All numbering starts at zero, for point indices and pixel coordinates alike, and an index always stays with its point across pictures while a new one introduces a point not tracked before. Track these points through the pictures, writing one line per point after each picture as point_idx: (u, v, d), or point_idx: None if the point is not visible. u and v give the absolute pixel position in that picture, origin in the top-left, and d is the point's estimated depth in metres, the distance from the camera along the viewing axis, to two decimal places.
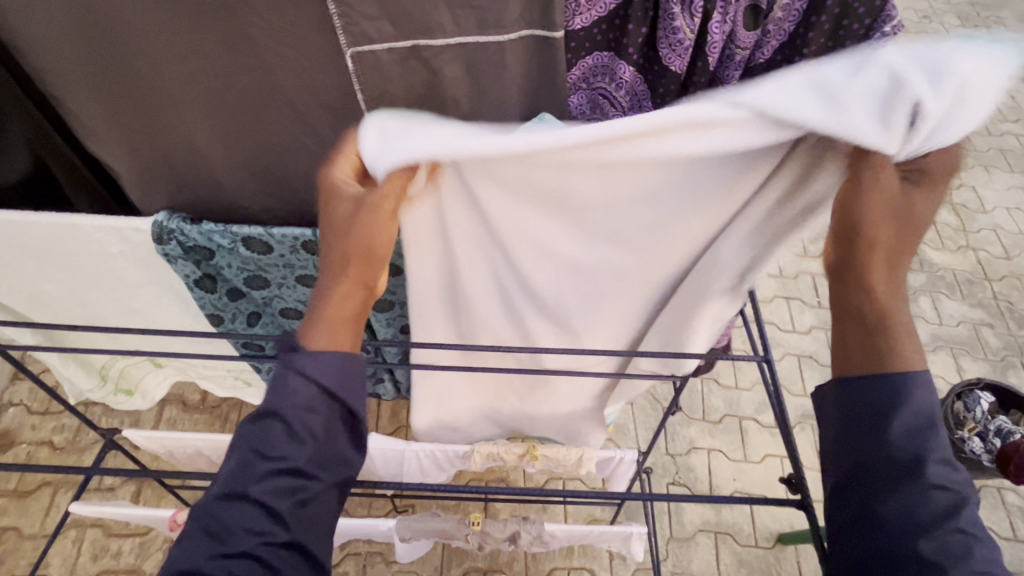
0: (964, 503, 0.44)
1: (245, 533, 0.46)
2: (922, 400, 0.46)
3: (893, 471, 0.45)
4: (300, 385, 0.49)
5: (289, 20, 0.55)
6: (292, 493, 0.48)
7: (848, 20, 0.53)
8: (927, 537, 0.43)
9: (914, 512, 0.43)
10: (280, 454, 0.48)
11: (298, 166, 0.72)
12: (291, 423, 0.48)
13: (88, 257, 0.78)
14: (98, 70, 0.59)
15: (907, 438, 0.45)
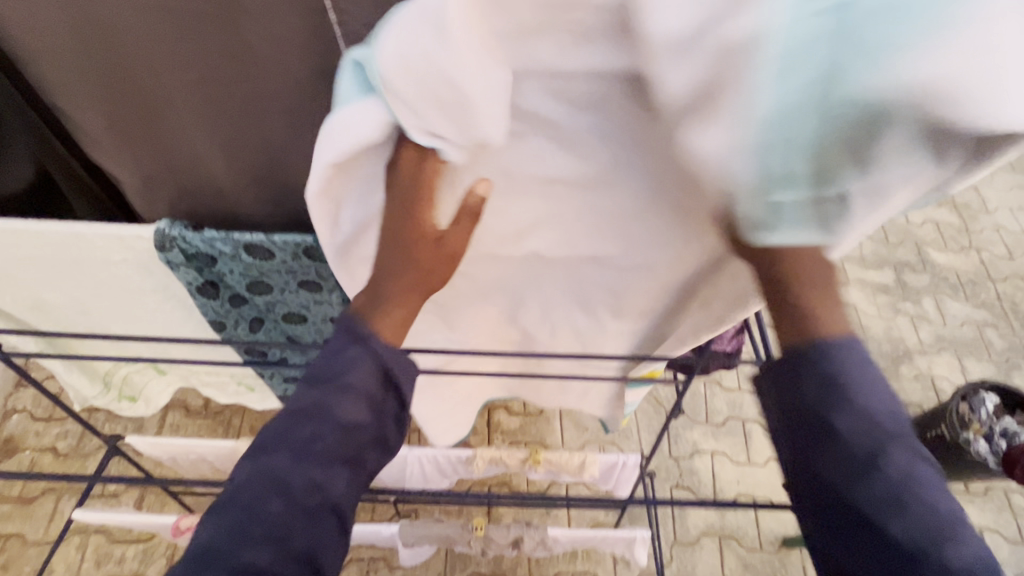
0: (894, 449, 0.46)
1: (302, 491, 0.48)
2: (841, 364, 0.49)
3: (821, 433, 0.48)
4: (364, 358, 0.52)
5: (288, 29, 0.55)
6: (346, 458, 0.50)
7: None
8: (861, 489, 0.45)
9: (845, 468, 0.46)
10: (341, 419, 0.50)
11: (299, 173, 0.72)
12: (352, 392, 0.50)
13: (91, 265, 0.78)
14: (100, 80, 0.60)
15: (821, 399, 0.48)
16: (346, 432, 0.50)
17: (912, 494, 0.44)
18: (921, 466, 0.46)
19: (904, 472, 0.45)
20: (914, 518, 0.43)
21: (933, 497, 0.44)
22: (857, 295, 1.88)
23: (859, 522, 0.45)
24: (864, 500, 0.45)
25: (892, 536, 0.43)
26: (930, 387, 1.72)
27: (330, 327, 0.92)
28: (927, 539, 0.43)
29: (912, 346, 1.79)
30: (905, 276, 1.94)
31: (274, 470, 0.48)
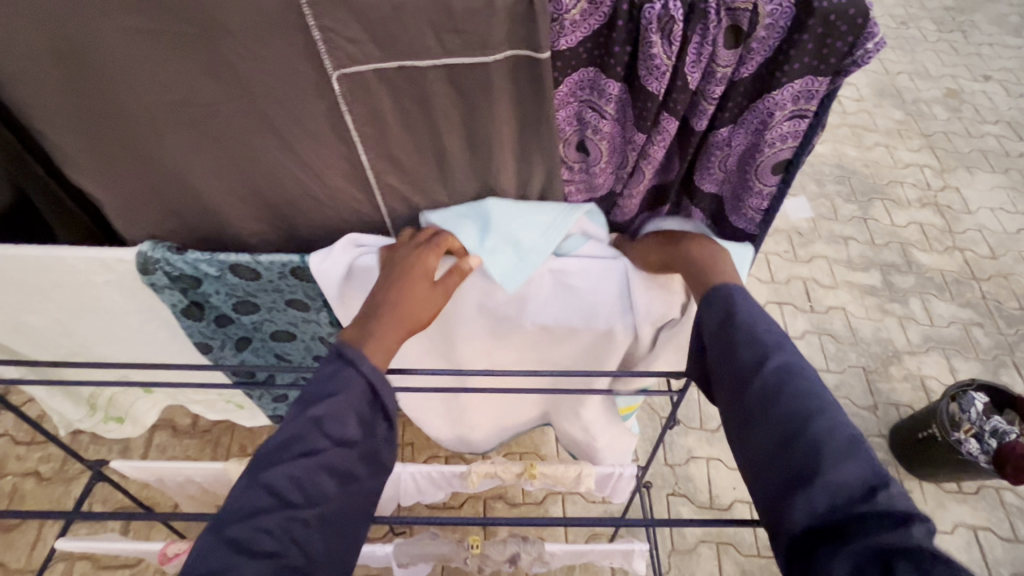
0: (780, 355, 0.50)
1: (294, 498, 0.47)
2: (734, 301, 0.56)
3: (724, 350, 0.53)
4: (354, 377, 0.53)
5: (273, 49, 0.55)
6: (336, 474, 0.49)
7: (831, 38, 0.53)
8: (750, 388, 0.49)
9: (742, 373, 0.50)
10: (337, 435, 0.50)
11: (287, 193, 0.71)
12: (343, 407, 0.51)
13: (73, 288, 0.76)
14: (78, 101, 0.58)
15: (725, 327, 0.54)
16: (335, 446, 0.50)
17: (795, 388, 0.47)
18: (806, 371, 0.49)
19: (789, 371, 0.48)
20: (792, 405, 0.46)
21: (817, 390, 0.47)
22: (846, 297, 1.90)
23: (752, 417, 0.48)
24: (755, 399, 0.48)
25: (776, 426, 0.46)
26: (920, 387, 1.73)
27: (319, 345, 0.90)
28: (804, 420, 0.45)
29: (901, 347, 1.81)
30: (892, 277, 1.96)
31: (264, 484, 0.47)
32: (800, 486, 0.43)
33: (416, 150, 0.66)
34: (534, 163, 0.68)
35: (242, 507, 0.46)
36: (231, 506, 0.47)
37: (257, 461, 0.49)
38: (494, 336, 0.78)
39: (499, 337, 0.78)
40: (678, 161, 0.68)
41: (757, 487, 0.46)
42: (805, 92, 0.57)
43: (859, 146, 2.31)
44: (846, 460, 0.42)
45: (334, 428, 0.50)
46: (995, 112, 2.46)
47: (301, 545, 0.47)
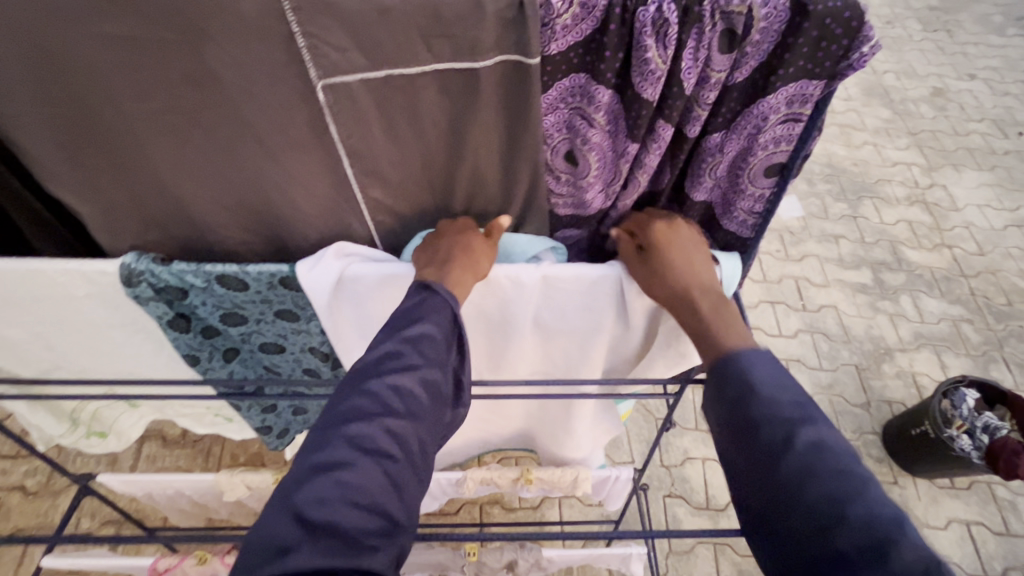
0: (805, 428, 0.48)
1: (394, 405, 0.51)
2: (744, 363, 0.53)
3: (742, 427, 0.50)
4: (437, 305, 0.57)
5: (255, 57, 0.53)
6: (431, 389, 0.53)
7: (825, 41, 0.52)
8: (780, 472, 0.47)
9: (767, 454, 0.48)
10: (433, 355, 0.54)
11: (273, 204, 0.69)
12: (435, 330, 0.55)
13: (53, 301, 0.74)
14: (57, 112, 0.57)
15: (739, 399, 0.52)
16: (425, 363, 0.53)
17: (827, 466, 0.45)
18: (834, 444, 0.47)
19: (818, 446, 0.47)
20: (827, 487, 0.44)
21: (849, 467, 0.46)
22: (837, 296, 1.91)
23: (786, 506, 0.45)
24: (787, 484, 0.46)
25: (815, 513, 0.44)
26: (912, 384, 1.74)
27: (310, 355, 0.89)
28: (846, 505, 0.43)
29: (892, 344, 1.82)
30: (882, 274, 1.97)
31: (362, 397, 0.51)
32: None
33: (405, 157, 0.65)
34: (521, 171, 0.67)
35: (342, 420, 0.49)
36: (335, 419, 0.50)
37: (360, 372, 0.53)
38: (493, 343, 0.77)
39: (498, 345, 0.77)
40: (669, 170, 0.67)
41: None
42: (798, 95, 0.57)
43: (848, 145, 2.32)
44: (901, 547, 0.40)
45: (428, 348, 0.54)
46: (980, 110, 2.49)
47: (402, 444, 0.49)
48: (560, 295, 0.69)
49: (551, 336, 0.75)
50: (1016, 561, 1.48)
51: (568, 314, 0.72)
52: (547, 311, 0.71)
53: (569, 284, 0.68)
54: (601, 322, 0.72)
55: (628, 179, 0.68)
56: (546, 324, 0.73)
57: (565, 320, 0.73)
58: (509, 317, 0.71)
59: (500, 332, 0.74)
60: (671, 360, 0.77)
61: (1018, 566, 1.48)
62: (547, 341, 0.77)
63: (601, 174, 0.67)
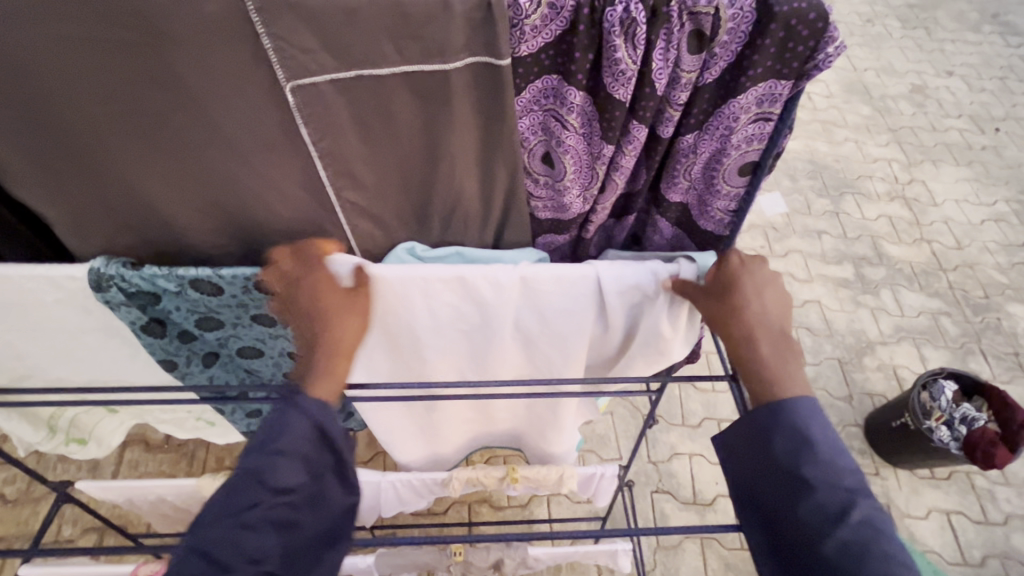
0: (861, 503, 0.51)
1: (241, 556, 0.50)
2: (804, 422, 0.55)
3: (797, 487, 0.53)
4: (297, 429, 0.53)
5: (221, 58, 0.53)
6: (287, 521, 0.53)
7: (792, 42, 0.53)
8: (830, 540, 0.50)
9: (818, 518, 0.51)
10: (283, 486, 0.53)
11: (247, 206, 0.68)
12: (284, 459, 0.52)
13: (23, 307, 0.72)
14: (16, 112, 0.55)
15: (793, 455, 0.54)
16: (275, 497, 0.52)
17: (880, 547, 0.48)
18: (886, 525, 0.50)
19: (871, 525, 0.50)
20: None
21: (898, 552, 0.48)
22: (820, 291, 1.94)
23: (828, 573, 0.49)
24: (834, 555, 0.49)
25: None
26: (893, 377, 1.77)
27: (290, 358, 0.88)
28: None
29: (873, 338, 1.85)
30: (863, 270, 2.00)
31: (205, 549, 0.49)
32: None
33: (379, 160, 0.64)
34: (497, 174, 0.66)
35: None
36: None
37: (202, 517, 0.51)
38: (476, 347, 0.77)
39: (481, 349, 0.77)
40: (645, 169, 0.68)
41: None
42: (768, 95, 0.57)
43: (830, 141, 2.35)
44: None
45: (279, 479, 0.52)
46: (958, 106, 2.53)
47: None
48: (539, 297, 0.69)
49: (533, 339, 0.75)
50: (994, 549, 1.51)
51: (550, 317, 0.72)
52: (526, 312, 0.72)
53: (548, 285, 0.68)
54: (582, 325, 0.73)
55: (606, 181, 0.68)
56: (528, 326, 0.74)
57: (547, 323, 0.73)
58: (488, 319, 0.71)
59: (483, 336, 0.74)
60: (655, 355, 0.78)
61: (996, 554, 1.51)
62: (529, 344, 0.77)
63: (578, 177, 0.67)
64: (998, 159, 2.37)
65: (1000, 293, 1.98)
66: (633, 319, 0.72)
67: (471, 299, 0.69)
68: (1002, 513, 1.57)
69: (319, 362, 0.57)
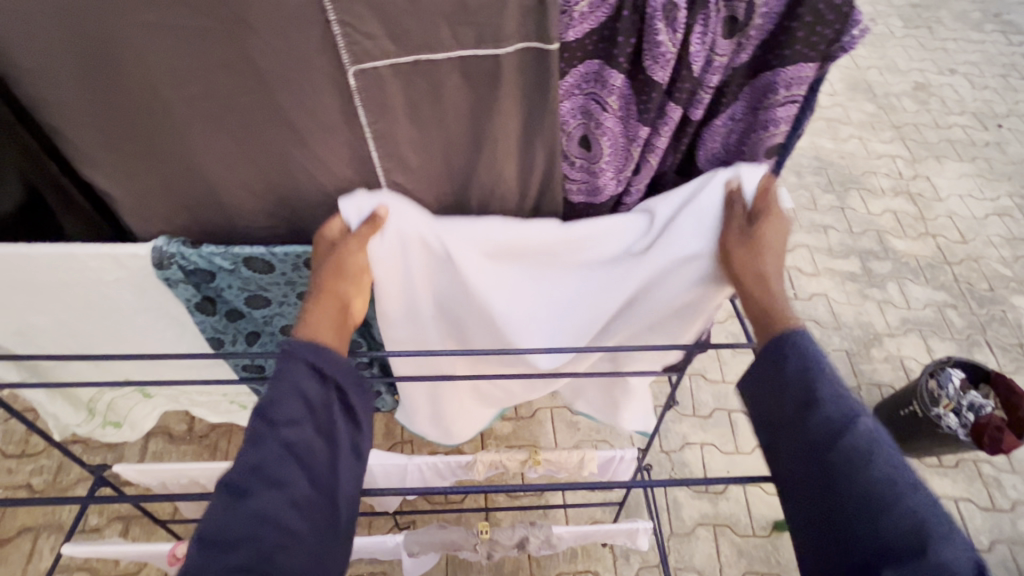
0: (865, 417, 0.54)
1: (267, 485, 0.52)
2: (811, 349, 0.59)
3: (806, 404, 0.57)
4: (297, 370, 0.57)
5: (292, 42, 0.57)
6: (305, 452, 0.56)
7: (820, 26, 0.57)
8: (836, 452, 0.53)
9: (828, 430, 0.54)
10: (290, 420, 0.55)
11: (299, 188, 0.72)
12: (285, 393, 0.56)
13: (84, 287, 0.76)
14: (101, 99, 0.60)
15: (804, 377, 0.58)
16: (288, 430, 0.55)
17: (884, 452, 0.52)
18: (884, 441, 0.53)
19: (870, 442, 0.52)
20: (883, 476, 0.50)
21: (895, 463, 0.51)
22: (827, 284, 1.97)
23: (841, 477, 0.52)
24: (832, 474, 0.53)
25: (865, 487, 0.51)
26: (900, 367, 1.81)
27: None
28: (896, 489, 0.49)
29: (880, 330, 1.88)
30: (869, 263, 2.04)
31: (243, 480, 0.52)
32: (890, 566, 0.47)
33: (426, 143, 0.68)
34: (537, 156, 0.70)
35: (226, 508, 0.51)
36: (222, 508, 0.51)
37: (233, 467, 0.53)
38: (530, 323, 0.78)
39: (527, 320, 0.78)
40: (672, 153, 0.72)
41: (845, 551, 0.51)
42: (796, 78, 0.61)
43: (835, 139, 2.40)
44: (944, 541, 0.46)
45: (285, 413, 0.55)
46: (961, 104, 2.57)
47: (294, 510, 0.53)
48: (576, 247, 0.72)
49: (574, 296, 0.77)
50: (1002, 534, 1.54)
51: (592, 274, 0.75)
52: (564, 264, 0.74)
53: (585, 232, 0.71)
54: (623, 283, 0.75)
55: (641, 163, 0.72)
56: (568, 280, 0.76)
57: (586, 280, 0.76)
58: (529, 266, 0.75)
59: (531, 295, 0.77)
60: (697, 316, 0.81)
61: (1004, 539, 1.54)
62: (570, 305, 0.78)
63: (614, 159, 0.71)
64: (1001, 154, 2.40)
65: (1005, 286, 2.02)
66: (672, 280, 0.73)
67: (516, 247, 0.71)
68: (1009, 499, 1.60)
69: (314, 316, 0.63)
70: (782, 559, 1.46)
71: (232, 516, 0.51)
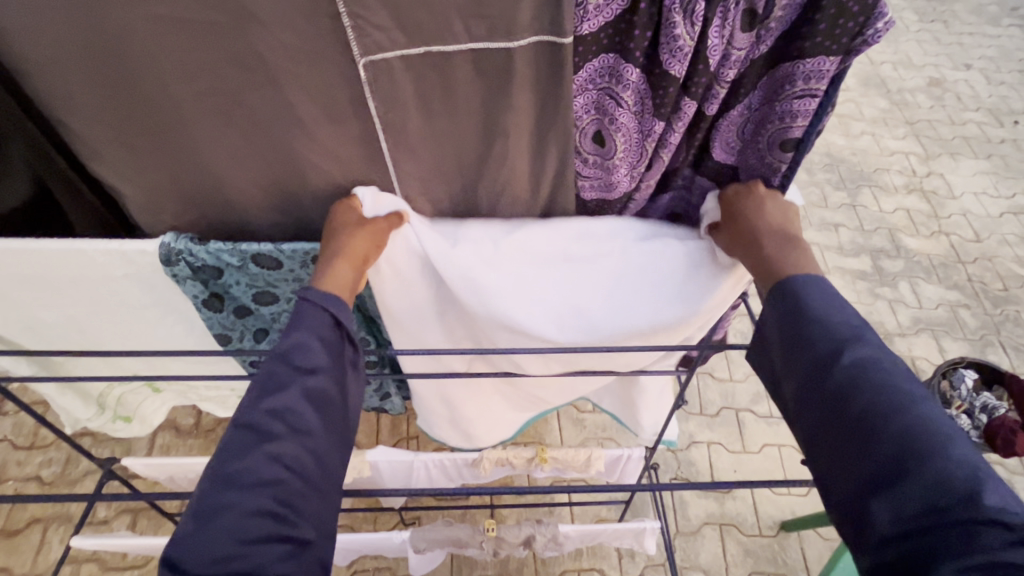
0: (854, 348, 0.51)
1: (281, 423, 0.52)
2: (805, 288, 0.57)
3: (796, 342, 0.54)
4: (315, 317, 0.58)
5: (302, 35, 0.56)
6: (321, 399, 0.55)
7: (843, 18, 0.55)
8: (829, 383, 0.50)
9: (817, 364, 0.52)
10: (305, 364, 0.55)
11: (307, 183, 0.72)
12: (307, 337, 0.56)
13: (93, 282, 0.76)
14: (107, 93, 0.59)
15: (793, 317, 0.56)
16: (306, 376, 0.55)
17: (876, 378, 0.49)
18: (880, 361, 0.50)
19: (865, 363, 0.50)
20: (874, 401, 0.47)
21: (895, 380, 0.48)
22: (837, 283, 1.95)
23: (834, 409, 0.50)
24: (829, 396, 0.50)
25: (860, 412, 0.48)
26: (911, 367, 1.78)
27: None
28: (889, 412, 0.47)
29: (891, 329, 1.85)
30: (881, 262, 2.01)
31: (255, 419, 0.51)
32: (891, 487, 0.44)
33: (436, 138, 0.67)
34: (548, 152, 0.69)
35: (242, 446, 0.50)
36: (238, 447, 0.50)
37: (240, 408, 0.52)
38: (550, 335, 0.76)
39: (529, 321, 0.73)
40: (685, 149, 0.70)
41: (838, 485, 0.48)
42: (816, 71, 0.59)
43: (846, 135, 2.36)
44: (942, 458, 0.43)
45: (302, 358, 0.55)
46: (977, 100, 2.52)
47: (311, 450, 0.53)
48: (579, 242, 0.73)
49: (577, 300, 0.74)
50: None
51: (595, 275, 0.73)
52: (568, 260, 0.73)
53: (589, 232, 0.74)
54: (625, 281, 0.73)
55: (654, 159, 0.70)
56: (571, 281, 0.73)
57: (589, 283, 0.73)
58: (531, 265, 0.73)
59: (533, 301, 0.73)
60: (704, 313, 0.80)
61: None
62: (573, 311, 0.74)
63: (627, 155, 0.69)
64: (1017, 152, 2.36)
65: (1020, 286, 1.98)
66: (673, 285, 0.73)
67: (522, 242, 0.72)
68: None
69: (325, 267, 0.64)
70: (789, 559, 1.45)
71: (246, 458, 0.49)
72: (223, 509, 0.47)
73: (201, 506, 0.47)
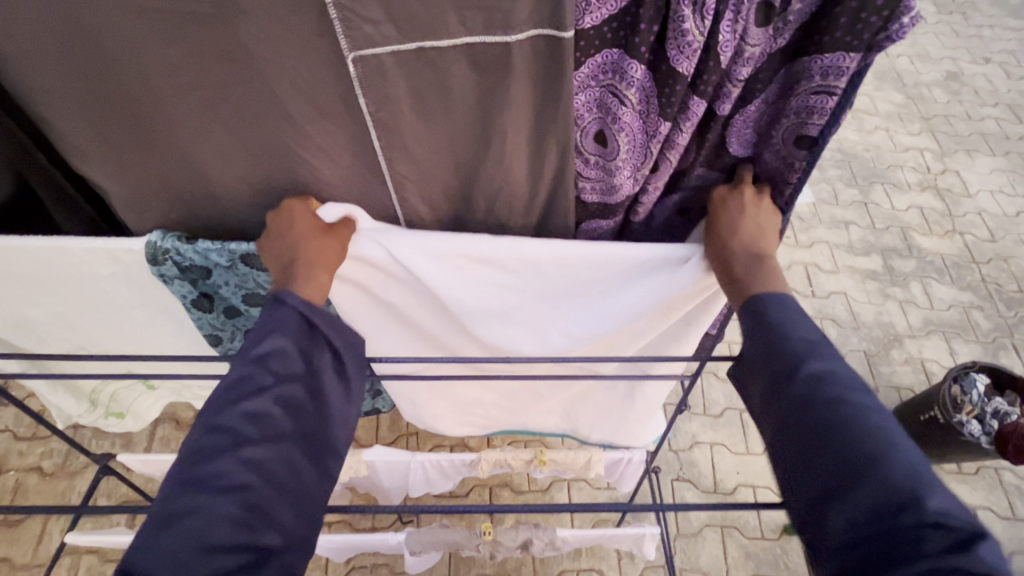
0: (812, 361, 0.50)
1: (251, 428, 0.49)
2: (776, 302, 0.56)
3: (759, 354, 0.53)
4: (287, 317, 0.56)
5: (288, 28, 0.53)
6: (297, 405, 0.53)
7: (865, 12, 0.52)
8: (786, 396, 0.49)
9: (775, 376, 0.51)
10: (281, 370, 0.53)
11: (297, 181, 0.69)
12: (282, 341, 0.54)
13: (79, 280, 0.74)
14: (87, 87, 0.57)
15: (760, 330, 0.55)
16: (283, 381, 0.53)
17: (832, 392, 0.47)
18: (836, 371, 0.49)
19: (820, 377, 0.49)
20: (826, 414, 0.47)
21: (849, 393, 0.47)
22: (847, 282, 1.90)
23: (794, 422, 0.48)
24: (787, 411, 0.49)
25: (814, 422, 0.47)
26: (921, 370, 1.74)
27: None
28: (845, 424, 0.46)
29: (901, 331, 1.81)
30: (892, 261, 1.96)
31: (224, 422, 0.49)
32: (847, 497, 0.43)
33: (431, 136, 0.64)
34: (548, 152, 0.65)
35: (210, 449, 0.48)
36: (209, 452, 0.47)
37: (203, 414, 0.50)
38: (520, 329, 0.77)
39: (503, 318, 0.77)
40: (695, 150, 0.67)
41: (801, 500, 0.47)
42: (834, 67, 0.56)
43: (860, 130, 2.30)
44: (887, 463, 0.43)
45: (278, 363, 0.53)
46: (995, 95, 2.45)
47: (286, 459, 0.50)
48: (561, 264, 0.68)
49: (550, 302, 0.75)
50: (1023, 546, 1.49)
51: (573, 285, 0.72)
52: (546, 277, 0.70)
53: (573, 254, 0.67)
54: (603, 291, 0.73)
55: (660, 159, 0.67)
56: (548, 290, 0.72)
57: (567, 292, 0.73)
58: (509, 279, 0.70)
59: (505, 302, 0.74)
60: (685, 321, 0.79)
61: None
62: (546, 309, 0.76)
63: (630, 156, 0.66)
64: None
65: None
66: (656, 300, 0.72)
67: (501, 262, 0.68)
68: None
69: (299, 269, 0.61)
70: (790, 563, 1.42)
71: (218, 463, 0.47)
72: (185, 514, 0.44)
73: (162, 511, 0.45)
